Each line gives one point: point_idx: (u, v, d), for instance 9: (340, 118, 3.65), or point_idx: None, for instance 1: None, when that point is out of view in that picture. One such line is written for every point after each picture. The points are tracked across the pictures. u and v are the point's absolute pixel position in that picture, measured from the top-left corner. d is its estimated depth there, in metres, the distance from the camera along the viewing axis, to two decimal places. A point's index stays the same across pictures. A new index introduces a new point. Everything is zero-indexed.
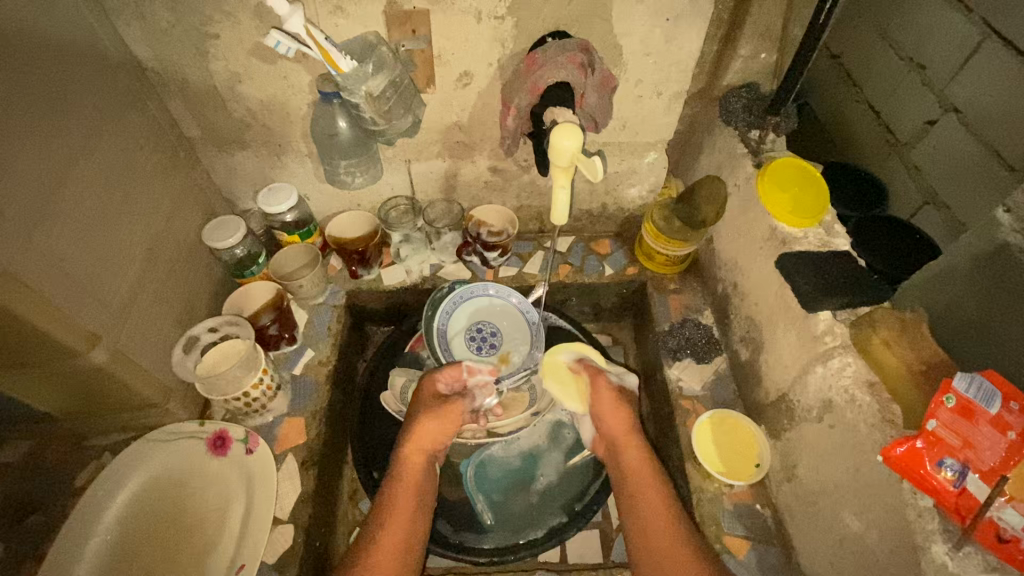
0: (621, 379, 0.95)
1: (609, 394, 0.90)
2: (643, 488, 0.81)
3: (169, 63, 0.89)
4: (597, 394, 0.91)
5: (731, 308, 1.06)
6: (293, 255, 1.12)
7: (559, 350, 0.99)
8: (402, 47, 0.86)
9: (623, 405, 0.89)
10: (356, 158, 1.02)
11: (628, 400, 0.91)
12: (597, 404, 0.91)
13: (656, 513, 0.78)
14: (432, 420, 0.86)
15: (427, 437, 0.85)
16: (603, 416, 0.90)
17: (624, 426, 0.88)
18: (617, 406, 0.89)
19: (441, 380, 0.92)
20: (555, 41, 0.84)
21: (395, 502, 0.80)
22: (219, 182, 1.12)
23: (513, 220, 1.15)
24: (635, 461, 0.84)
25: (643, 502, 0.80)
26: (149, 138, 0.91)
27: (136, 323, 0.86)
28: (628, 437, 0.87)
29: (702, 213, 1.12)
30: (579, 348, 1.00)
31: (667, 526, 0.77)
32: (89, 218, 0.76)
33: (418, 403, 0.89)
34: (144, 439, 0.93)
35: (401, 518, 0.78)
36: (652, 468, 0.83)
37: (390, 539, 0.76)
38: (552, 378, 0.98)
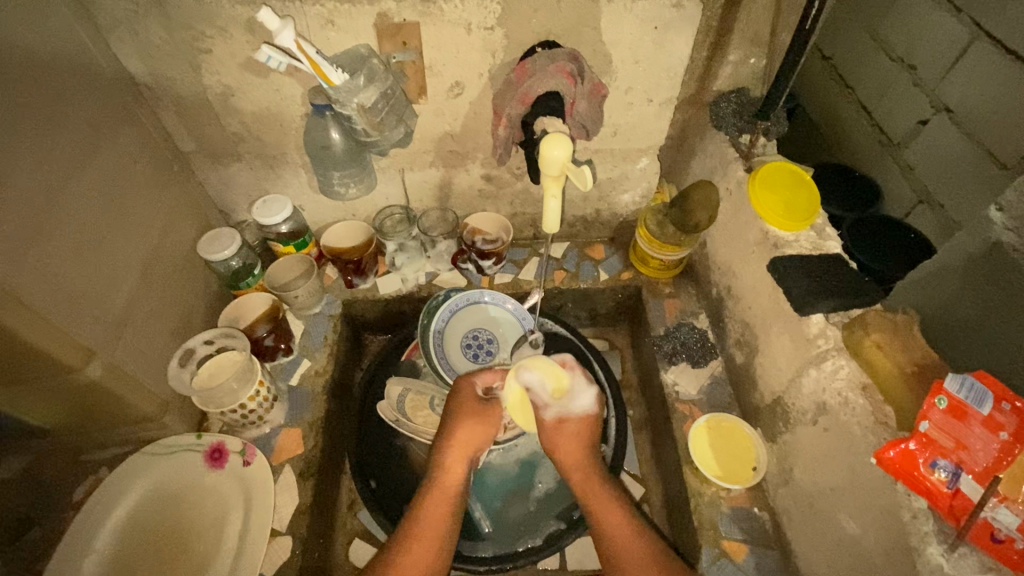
0: (570, 408, 0.87)
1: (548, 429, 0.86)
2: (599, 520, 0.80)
3: (163, 78, 0.90)
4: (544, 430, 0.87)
5: (725, 311, 1.07)
6: (287, 266, 1.13)
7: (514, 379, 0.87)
8: (393, 59, 0.86)
9: (577, 439, 0.86)
10: (349, 168, 1.01)
11: (576, 431, 0.86)
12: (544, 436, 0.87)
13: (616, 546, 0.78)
14: (474, 425, 0.86)
15: (468, 441, 0.86)
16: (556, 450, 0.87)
17: (574, 456, 0.85)
18: (563, 439, 0.86)
19: (477, 382, 0.91)
20: (544, 51, 0.85)
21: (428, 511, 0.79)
22: (214, 194, 1.12)
23: (507, 227, 1.15)
24: (589, 490, 0.83)
25: (604, 527, 0.80)
26: (143, 153, 0.92)
27: (132, 337, 0.86)
28: (582, 467, 0.85)
29: (695, 218, 1.07)
30: (530, 367, 0.86)
31: (631, 551, 0.77)
32: (83, 233, 0.76)
33: (456, 404, 0.89)
34: (140, 454, 0.93)
35: (433, 529, 0.77)
36: (607, 492, 0.83)
37: (420, 552, 0.75)
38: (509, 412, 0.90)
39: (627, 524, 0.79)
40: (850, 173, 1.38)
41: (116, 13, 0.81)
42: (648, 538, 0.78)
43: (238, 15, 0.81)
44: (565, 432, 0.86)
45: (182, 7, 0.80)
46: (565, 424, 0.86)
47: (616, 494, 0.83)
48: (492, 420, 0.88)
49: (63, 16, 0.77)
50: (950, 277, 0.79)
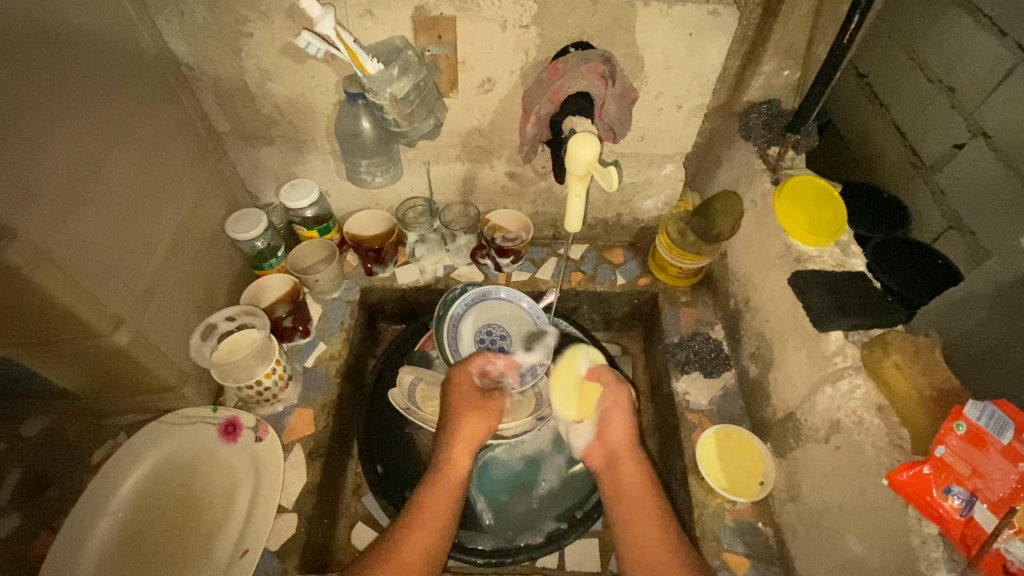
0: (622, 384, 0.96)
1: (617, 403, 0.91)
2: (636, 504, 0.83)
3: (203, 59, 0.92)
4: (608, 407, 0.91)
5: (742, 323, 1.06)
6: (311, 250, 1.16)
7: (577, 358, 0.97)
8: (427, 52, 0.87)
9: (627, 418, 0.90)
10: (378, 157, 1.00)
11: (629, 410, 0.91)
12: (608, 412, 0.91)
13: (654, 530, 0.79)
14: (475, 416, 0.89)
15: (472, 436, 0.88)
16: (609, 427, 0.91)
17: (625, 438, 0.90)
18: (622, 415, 0.90)
19: (472, 370, 0.94)
20: (578, 51, 0.84)
21: (434, 499, 0.81)
22: (244, 175, 1.15)
23: (527, 226, 1.17)
24: (631, 474, 0.87)
25: (636, 514, 0.82)
26: (179, 130, 0.94)
27: (157, 307, 0.88)
28: (629, 450, 0.89)
29: (716, 228, 1.10)
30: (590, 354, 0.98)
31: (655, 525, 0.80)
32: (118, 203, 0.79)
33: (456, 394, 0.91)
34: (158, 422, 0.96)
35: (436, 520, 0.78)
36: (645, 482, 0.86)
37: (424, 539, 0.76)
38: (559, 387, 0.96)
39: (654, 507, 0.82)
40: (877, 192, 1.35)
41: None
42: (673, 531, 0.79)
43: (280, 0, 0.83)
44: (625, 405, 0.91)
45: None
46: (620, 395, 0.91)
47: (653, 482, 0.86)
48: (492, 413, 0.91)
49: None
50: None
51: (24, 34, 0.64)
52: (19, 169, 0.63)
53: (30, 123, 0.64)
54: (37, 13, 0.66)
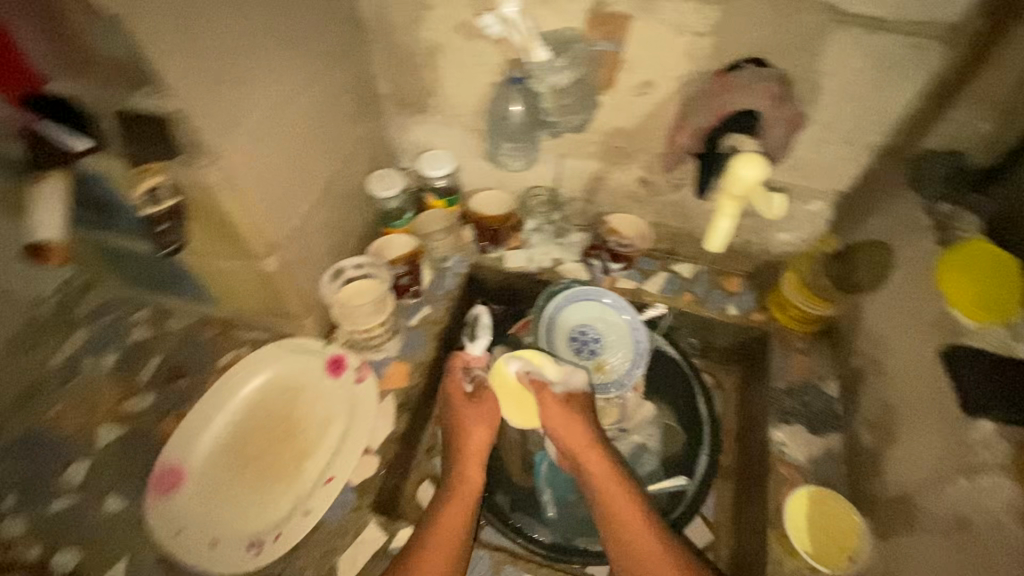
0: (569, 385, 1.00)
1: (557, 408, 0.96)
2: (614, 501, 0.87)
3: (384, 25, 0.99)
4: (549, 411, 0.96)
5: (863, 386, 0.98)
6: (435, 218, 1.22)
7: (508, 361, 1.03)
8: (595, 47, 0.87)
9: (586, 424, 0.95)
10: (521, 143, 1.04)
11: (575, 410, 0.96)
12: (550, 420, 0.96)
13: (634, 532, 0.83)
14: (477, 424, 0.97)
15: (474, 440, 0.95)
16: (566, 434, 0.94)
17: (583, 440, 0.93)
18: (569, 420, 0.95)
19: (461, 373, 1.02)
20: (752, 67, 0.81)
21: (448, 507, 0.86)
22: (390, 137, 1.22)
23: (645, 235, 1.16)
24: (602, 475, 0.90)
25: (620, 513, 0.85)
26: (350, 87, 1.02)
27: (302, 243, 0.97)
28: (592, 451, 0.92)
29: (857, 276, 1.03)
30: (526, 358, 1.02)
31: (640, 527, 0.84)
32: (294, 144, 0.88)
33: (449, 404, 1.00)
34: (278, 344, 1.06)
35: (452, 527, 0.83)
36: (620, 483, 0.89)
37: (441, 546, 0.81)
38: (505, 397, 1.03)
39: (637, 511, 0.85)
40: None
41: None
42: (666, 543, 0.82)
43: None
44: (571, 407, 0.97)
45: None
46: (550, 402, 0.97)
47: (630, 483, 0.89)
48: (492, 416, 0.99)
49: None
50: None
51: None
52: (227, 99, 0.72)
53: (245, 61, 0.74)
54: None
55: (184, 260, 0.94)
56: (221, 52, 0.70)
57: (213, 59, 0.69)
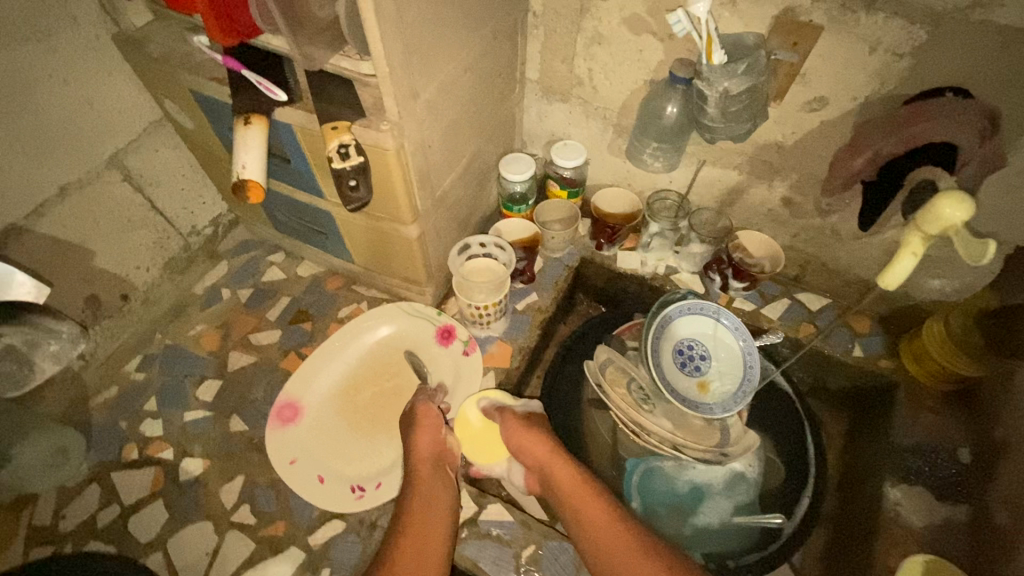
0: (527, 406, 1.00)
1: (512, 420, 0.94)
2: (584, 508, 0.84)
3: (550, 10, 0.99)
4: (508, 427, 0.94)
5: (1003, 461, 0.88)
6: (556, 208, 1.24)
7: (469, 402, 1.02)
8: (773, 56, 0.83)
9: (535, 430, 0.93)
10: (668, 145, 1.01)
11: (534, 425, 0.94)
12: (512, 436, 0.94)
13: (608, 534, 0.80)
14: (423, 431, 0.91)
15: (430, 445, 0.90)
16: (527, 451, 0.91)
17: (543, 449, 0.90)
18: (526, 432, 0.93)
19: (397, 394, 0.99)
20: (955, 98, 0.74)
21: (410, 531, 0.80)
22: (526, 121, 1.23)
23: (777, 257, 1.10)
24: (570, 486, 0.87)
25: (591, 521, 0.83)
26: (505, 68, 1.03)
27: (438, 214, 1.00)
28: (551, 457, 0.90)
29: (1016, 343, 0.90)
30: (485, 393, 1.02)
31: (616, 534, 0.80)
32: (455, 119, 0.91)
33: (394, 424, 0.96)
34: (397, 305, 1.12)
35: (417, 548, 0.78)
36: (586, 490, 0.86)
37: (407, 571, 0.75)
38: (468, 438, 1.00)
39: (609, 515, 0.83)
40: None
41: None
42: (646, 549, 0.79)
43: None
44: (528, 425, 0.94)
45: None
46: (510, 422, 0.95)
47: (594, 485, 0.88)
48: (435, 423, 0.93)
49: None
50: None
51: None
52: (417, 71, 0.75)
53: (436, 35, 0.76)
54: None
55: (331, 213, 1.00)
56: (422, 24, 0.72)
57: (417, 31, 0.72)
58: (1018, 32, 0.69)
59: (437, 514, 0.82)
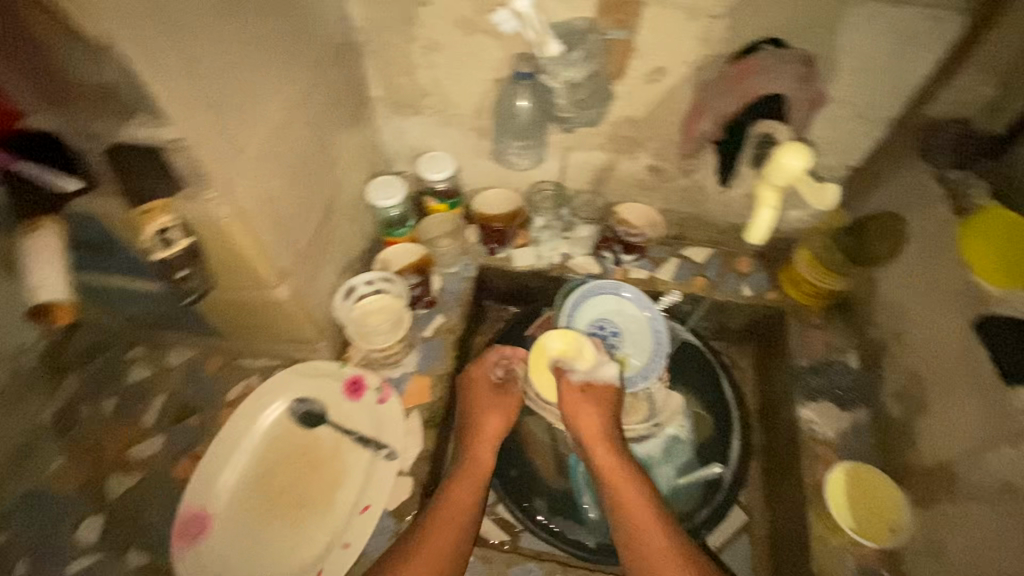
0: (589, 376, 1.01)
1: (572, 388, 0.98)
2: (616, 490, 0.87)
3: (374, 25, 0.93)
4: (567, 395, 0.98)
5: (885, 357, 1.00)
6: (439, 223, 1.18)
7: (545, 340, 1.04)
8: (605, 37, 0.84)
9: (593, 409, 0.96)
10: (530, 140, 1.02)
11: (593, 396, 0.98)
12: (565, 402, 0.97)
13: (637, 518, 0.83)
14: (491, 414, 0.99)
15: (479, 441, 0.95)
16: (576, 421, 0.95)
17: (589, 430, 0.93)
18: (582, 406, 0.96)
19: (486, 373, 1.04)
20: (773, 49, 0.80)
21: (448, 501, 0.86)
22: (383, 142, 1.16)
23: (656, 223, 1.14)
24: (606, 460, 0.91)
25: (624, 502, 0.86)
26: (343, 94, 0.95)
27: (310, 265, 0.91)
28: (598, 438, 0.93)
29: (873, 250, 1.05)
30: (567, 338, 1.03)
31: (648, 517, 0.83)
32: (296, 162, 0.83)
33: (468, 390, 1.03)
34: (290, 371, 1.02)
35: (449, 522, 0.82)
36: (630, 477, 0.89)
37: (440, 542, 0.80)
38: (539, 372, 1.04)
39: (641, 494, 0.86)
40: None
41: None
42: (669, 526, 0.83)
43: None
44: (591, 393, 0.98)
45: None
46: (573, 402, 0.97)
47: (632, 468, 0.90)
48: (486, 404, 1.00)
49: None
50: None
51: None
52: (229, 121, 0.66)
53: (243, 77, 0.68)
54: None
55: (184, 293, 0.88)
56: (220, 72, 0.65)
57: (213, 78, 0.63)
58: None
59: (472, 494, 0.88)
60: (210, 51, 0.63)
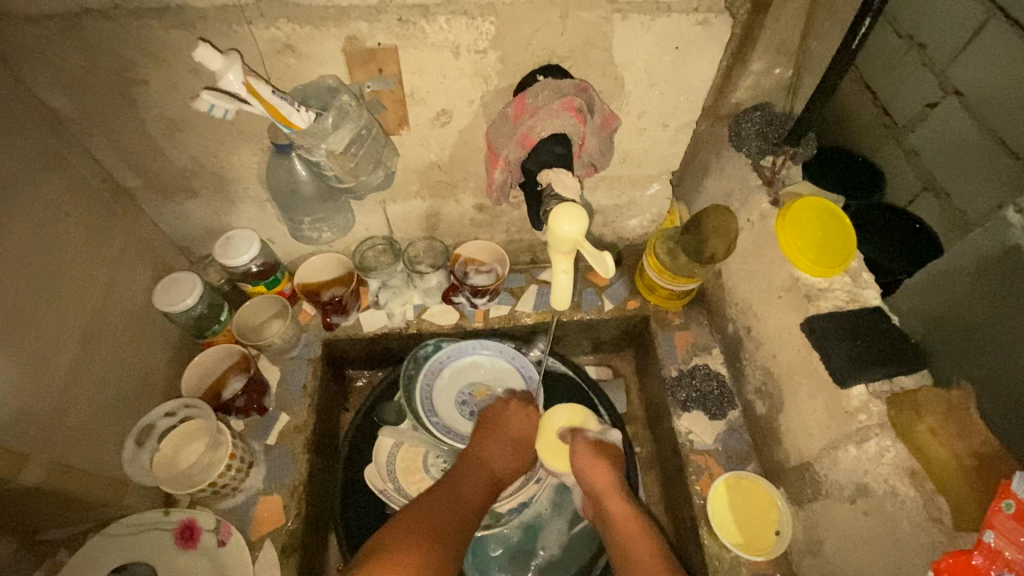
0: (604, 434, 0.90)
1: (584, 443, 0.86)
2: (630, 546, 0.79)
3: (91, 113, 0.75)
4: (578, 451, 0.86)
5: (742, 352, 0.98)
6: (260, 307, 1.03)
7: (552, 415, 0.90)
8: (366, 89, 0.73)
9: (610, 463, 0.85)
10: (322, 212, 0.87)
11: (609, 454, 0.87)
12: (579, 462, 0.85)
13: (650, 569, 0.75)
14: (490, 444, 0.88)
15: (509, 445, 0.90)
16: (587, 475, 0.84)
17: (607, 481, 0.83)
18: (595, 460, 0.85)
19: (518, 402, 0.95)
20: (547, 81, 0.69)
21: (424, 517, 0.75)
22: (169, 231, 0.98)
23: (503, 258, 1.05)
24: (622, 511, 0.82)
25: (636, 559, 0.77)
26: (75, 201, 0.77)
27: (74, 422, 0.74)
28: (615, 488, 0.83)
29: (710, 246, 0.99)
30: (572, 412, 0.90)
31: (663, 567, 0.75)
32: (5, 313, 0.64)
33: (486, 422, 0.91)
34: (101, 535, 0.84)
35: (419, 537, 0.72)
36: (643, 530, 0.80)
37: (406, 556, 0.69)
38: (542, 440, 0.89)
39: (654, 548, 0.78)
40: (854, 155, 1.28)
41: (27, 44, 0.66)
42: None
43: (174, 40, 0.66)
44: (604, 450, 0.87)
45: (103, 32, 0.65)
46: (590, 459, 0.85)
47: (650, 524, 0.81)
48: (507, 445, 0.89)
49: None
50: (960, 277, 0.81)
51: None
52: None
53: None
54: None
55: None
56: None
57: None
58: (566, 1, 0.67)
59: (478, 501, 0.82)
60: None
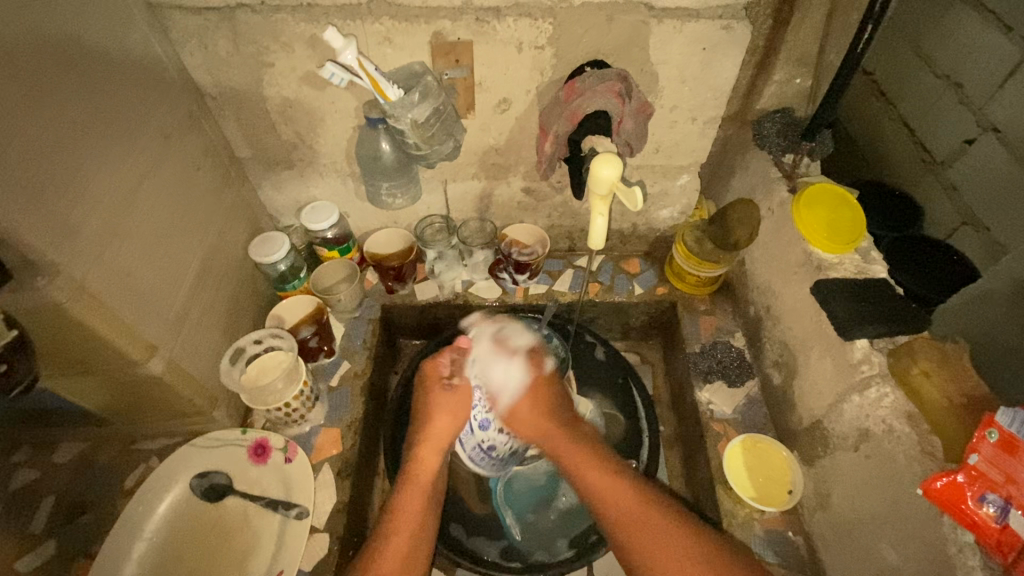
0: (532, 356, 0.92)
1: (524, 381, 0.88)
2: (587, 472, 0.81)
3: (226, 89, 0.94)
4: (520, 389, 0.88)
5: (762, 330, 1.07)
6: (331, 270, 1.17)
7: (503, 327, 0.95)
8: (445, 76, 0.90)
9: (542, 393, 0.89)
10: (398, 180, 1.06)
11: (544, 386, 0.90)
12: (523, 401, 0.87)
13: (611, 494, 0.78)
14: (433, 419, 0.85)
15: (442, 436, 0.84)
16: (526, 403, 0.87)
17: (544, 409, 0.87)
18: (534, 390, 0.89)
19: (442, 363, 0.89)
20: (594, 71, 0.86)
21: (405, 505, 0.80)
22: (265, 199, 1.16)
23: (544, 240, 1.16)
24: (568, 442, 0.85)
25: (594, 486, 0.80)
26: (204, 159, 0.96)
27: (189, 334, 0.90)
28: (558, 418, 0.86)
29: (734, 236, 1.10)
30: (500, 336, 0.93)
31: (622, 495, 0.77)
32: (153, 234, 0.82)
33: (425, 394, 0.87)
34: (189, 445, 0.98)
35: (410, 526, 0.78)
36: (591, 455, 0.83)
37: (401, 547, 0.76)
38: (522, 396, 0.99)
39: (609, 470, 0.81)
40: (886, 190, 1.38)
41: (191, 29, 0.85)
42: (640, 500, 0.77)
43: (301, 31, 0.85)
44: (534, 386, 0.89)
45: (250, 22, 0.84)
46: (528, 393, 0.88)
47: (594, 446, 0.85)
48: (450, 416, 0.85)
49: (147, 32, 0.82)
50: None
51: (53, 67, 0.65)
52: (59, 205, 0.65)
53: (68, 160, 0.66)
54: (78, 59, 0.69)
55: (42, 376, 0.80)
56: (52, 159, 0.64)
57: (36, 165, 0.62)
58: (613, 6, 0.82)
59: (423, 507, 0.80)
60: (16, 136, 0.59)
